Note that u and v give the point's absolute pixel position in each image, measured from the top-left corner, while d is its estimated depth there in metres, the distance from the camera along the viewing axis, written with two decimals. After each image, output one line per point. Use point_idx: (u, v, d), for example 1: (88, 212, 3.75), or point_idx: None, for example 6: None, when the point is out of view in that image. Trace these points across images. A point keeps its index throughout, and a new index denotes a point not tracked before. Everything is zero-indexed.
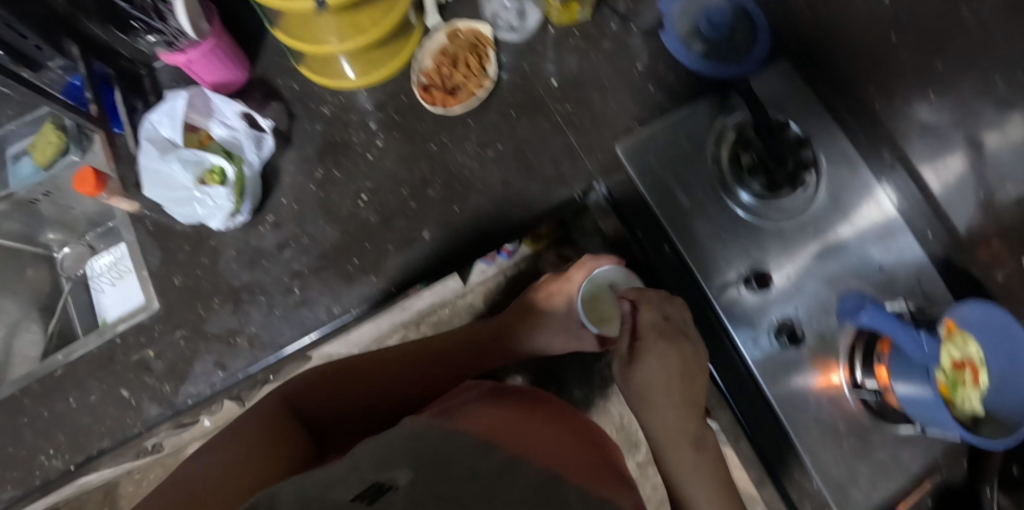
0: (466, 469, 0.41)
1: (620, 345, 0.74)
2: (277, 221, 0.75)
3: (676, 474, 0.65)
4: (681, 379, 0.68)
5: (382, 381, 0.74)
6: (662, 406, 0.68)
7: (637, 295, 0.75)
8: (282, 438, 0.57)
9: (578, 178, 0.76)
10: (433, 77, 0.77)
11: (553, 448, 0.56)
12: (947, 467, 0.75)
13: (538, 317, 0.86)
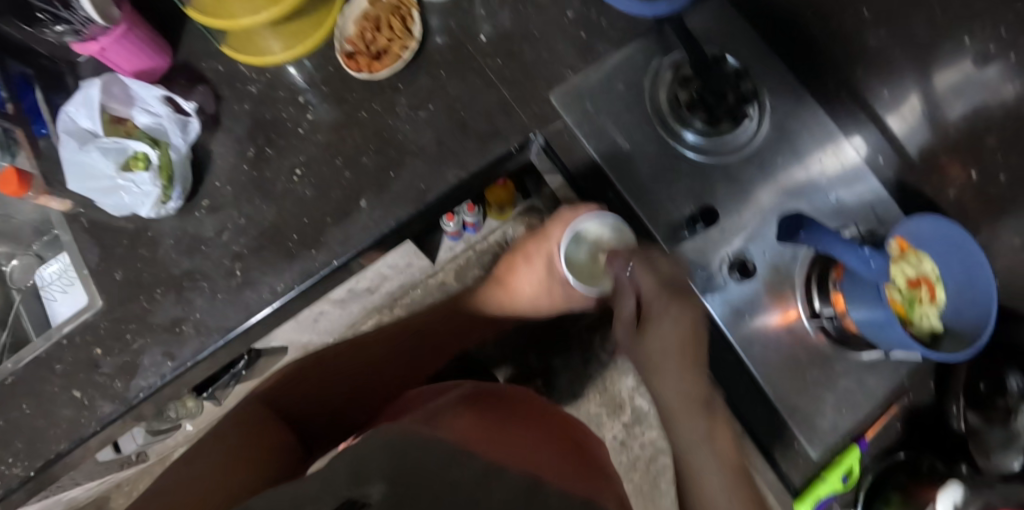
0: (444, 484, 0.39)
1: (620, 305, 0.68)
2: (213, 205, 0.73)
3: (684, 443, 0.61)
4: (688, 340, 0.64)
5: (354, 374, 0.76)
6: (672, 375, 0.63)
7: (636, 256, 0.68)
8: (266, 441, 0.62)
9: (514, 131, 0.75)
10: (356, 43, 0.76)
11: (532, 442, 0.56)
12: (915, 390, 0.75)
13: (512, 283, 0.83)
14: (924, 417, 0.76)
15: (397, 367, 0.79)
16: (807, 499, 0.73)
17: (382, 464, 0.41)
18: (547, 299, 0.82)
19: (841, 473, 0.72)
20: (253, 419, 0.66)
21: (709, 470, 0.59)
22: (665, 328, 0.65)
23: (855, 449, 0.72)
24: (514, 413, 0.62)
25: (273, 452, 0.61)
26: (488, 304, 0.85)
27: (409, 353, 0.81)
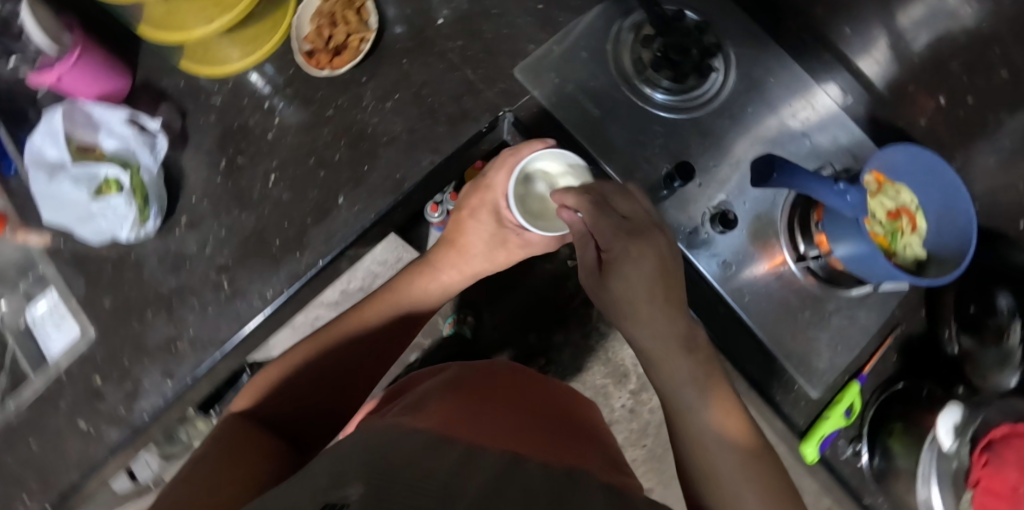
0: (425, 470, 0.35)
1: (581, 256, 0.63)
2: (193, 221, 0.73)
3: (669, 389, 0.56)
4: (660, 278, 0.57)
5: (330, 365, 0.66)
6: (647, 317, 0.57)
7: (577, 199, 0.62)
8: (268, 449, 0.55)
9: (483, 111, 0.76)
10: (314, 40, 0.75)
11: (514, 427, 0.55)
12: (906, 319, 0.76)
13: (465, 240, 0.76)
14: (918, 345, 0.76)
15: (366, 354, 0.69)
16: (812, 440, 0.72)
17: (358, 451, 0.39)
18: (503, 251, 0.77)
19: (844, 409, 0.72)
20: (233, 445, 0.54)
21: (698, 412, 0.54)
22: (630, 273, 0.57)
23: (855, 385, 0.72)
24: (493, 400, 0.60)
25: (273, 464, 0.53)
26: (444, 269, 0.77)
27: (374, 334, 0.70)
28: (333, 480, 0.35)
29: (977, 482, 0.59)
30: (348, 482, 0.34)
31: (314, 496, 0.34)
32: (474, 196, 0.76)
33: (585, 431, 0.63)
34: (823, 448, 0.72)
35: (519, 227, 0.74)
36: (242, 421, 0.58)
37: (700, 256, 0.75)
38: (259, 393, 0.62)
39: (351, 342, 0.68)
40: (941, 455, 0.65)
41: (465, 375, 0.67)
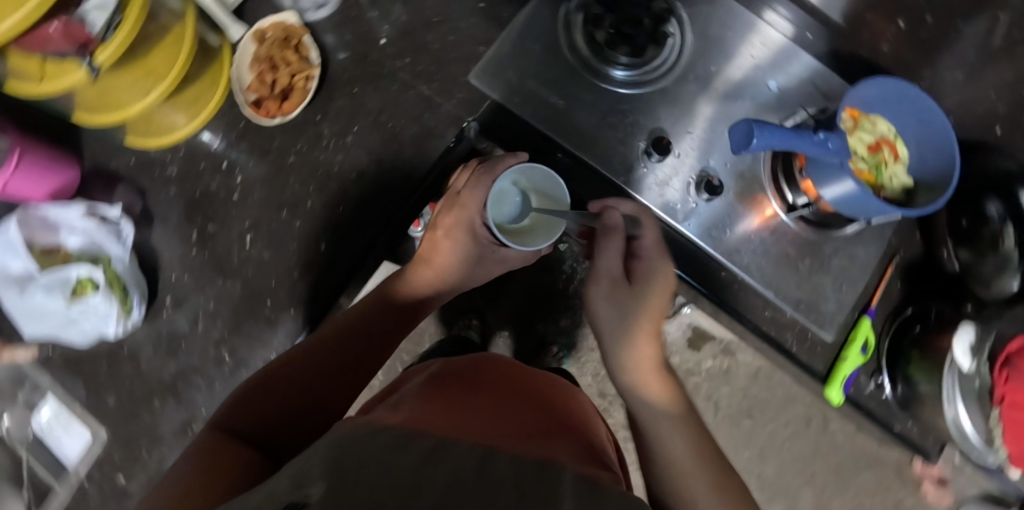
0: (386, 470, 0.35)
1: (606, 262, 0.59)
2: (179, 299, 0.71)
3: (650, 409, 0.55)
4: (665, 291, 0.58)
5: (313, 373, 0.59)
6: (643, 346, 0.57)
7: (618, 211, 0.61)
8: (246, 458, 0.49)
9: (446, 125, 0.74)
10: (259, 88, 0.72)
11: (494, 420, 0.55)
12: (903, 246, 0.77)
13: (438, 262, 0.68)
14: (917, 268, 0.77)
15: (352, 365, 0.61)
16: (835, 382, 0.73)
17: (326, 444, 0.39)
18: (478, 268, 0.72)
19: (860, 346, 0.73)
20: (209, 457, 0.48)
21: (671, 435, 0.53)
22: (649, 291, 0.58)
23: (866, 320, 0.73)
24: (471, 397, 0.61)
25: (250, 476, 0.47)
26: (421, 289, 0.69)
27: (356, 339, 0.63)
28: (296, 480, 0.35)
29: (1004, 399, 0.61)
30: (309, 481, 0.34)
31: (276, 496, 0.34)
32: (447, 216, 0.69)
33: (566, 417, 0.64)
34: (846, 389, 0.74)
35: (496, 245, 0.69)
36: (218, 433, 0.51)
37: (688, 224, 0.74)
38: (236, 402, 0.56)
39: (334, 349, 0.61)
40: (962, 376, 0.64)
41: (447, 372, 0.67)
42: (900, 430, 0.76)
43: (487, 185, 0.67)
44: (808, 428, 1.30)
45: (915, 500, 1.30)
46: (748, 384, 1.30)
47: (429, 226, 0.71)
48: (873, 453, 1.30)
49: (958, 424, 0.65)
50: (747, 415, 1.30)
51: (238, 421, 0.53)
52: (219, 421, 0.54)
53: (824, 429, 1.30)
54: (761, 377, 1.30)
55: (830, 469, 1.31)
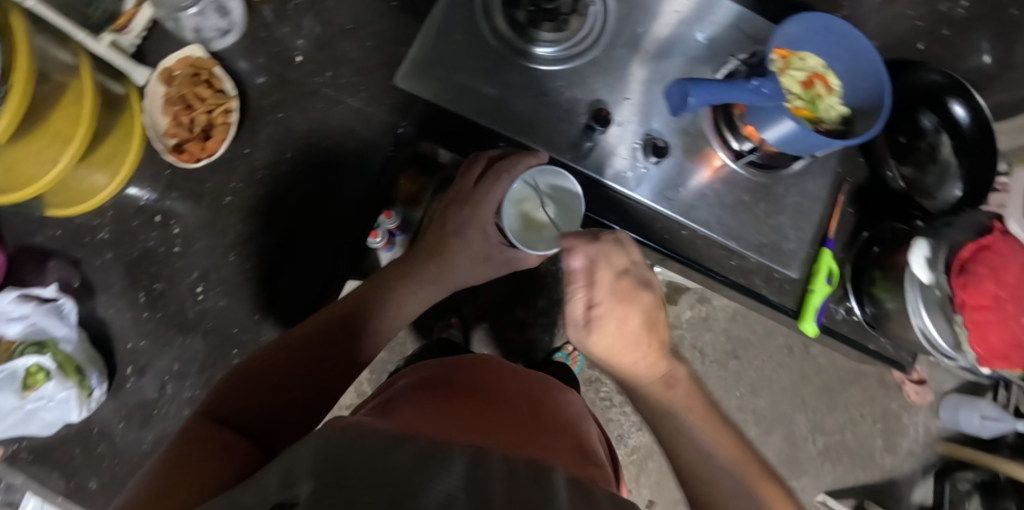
0: (378, 466, 0.33)
1: (568, 308, 0.54)
2: (141, 367, 0.68)
3: (664, 411, 0.54)
4: (646, 322, 0.53)
5: (300, 365, 0.57)
6: (631, 362, 0.53)
7: (587, 245, 0.53)
8: (232, 441, 0.46)
9: (382, 134, 0.72)
10: (178, 131, 0.68)
11: (483, 425, 0.54)
12: (849, 172, 0.79)
13: (447, 258, 0.71)
14: (865, 191, 0.79)
15: (342, 362, 0.61)
16: (807, 314, 0.76)
17: (318, 437, 0.36)
18: (486, 266, 0.73)
19: (824, 277, 0.75)
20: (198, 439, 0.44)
21: (697, 439, 0.53)
22: (620, 326, 0.52)
23: (826, 251, 0.75)
24: (459, 401, 0.60)
25: (240, 461, 0.43)
26: (427, 285, 0.70)
27: (342, 336, 0.62)
28: (284, 480, 0.32)
29: (964, 304, 0.62)
30: (296, 482, 0.31)
31: (264, 499, 0.31)
32: (461, 213, 0.70)
33: (549, 420, 0.62)
34: (819, 319, 0.77)
35: (506, 244, 0.71)
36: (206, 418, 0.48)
37: (642, 189, 0.73)
38: (220, 392, 0.53)
39: (317, 343, 0.60)
40: (923, 289, 0.66)
41: (438, 375, 0.67)
42: (876, 348, 0.80)
43: (510, 182, 0.67)
44: (791, 356, 1.36)
45: (899, 403, 1.37)
46: (727, 324, 1.35)
47: (429, 227, 0.72)
48: (853, 366, 1.37)
49: (926, 334, 0.67)
50: (732, 356, 1.35)
51: (222, 411, 0.50)
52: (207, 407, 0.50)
53: (806, 354, 1.37)
54: (739, 316, 1.35)
55: (817, 390, 1.36)
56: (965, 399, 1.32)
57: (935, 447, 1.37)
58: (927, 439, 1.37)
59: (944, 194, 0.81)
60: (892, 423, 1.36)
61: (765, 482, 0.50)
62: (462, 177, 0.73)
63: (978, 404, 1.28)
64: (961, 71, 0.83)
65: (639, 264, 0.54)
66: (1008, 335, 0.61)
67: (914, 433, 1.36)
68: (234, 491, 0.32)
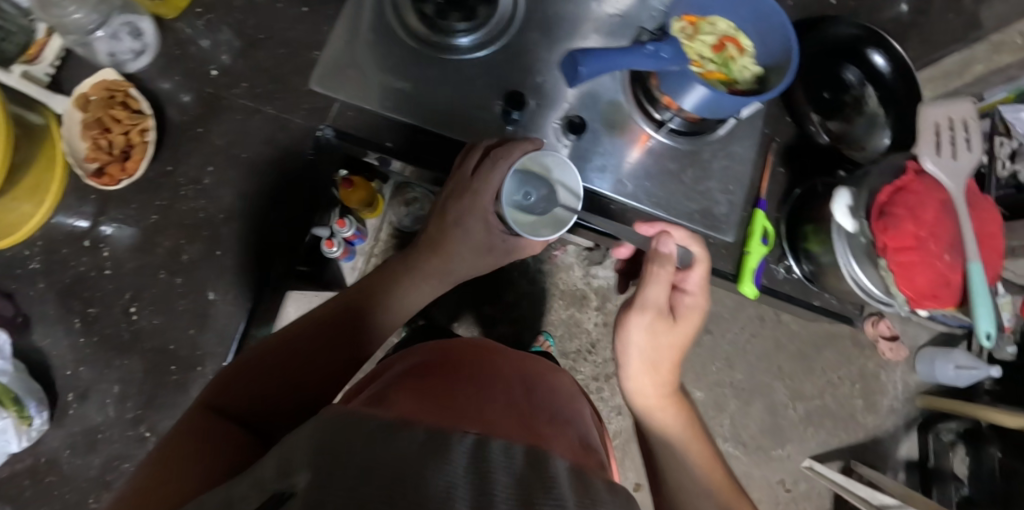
0: (378, 455, 0.33)
1: (646, 297, 0.64)
2: (82, 392, 0.68)
3: (659, 426, 0.69)
4: (683, 325, 0.66)
5: (300, 361, 0.64)
6: (656, 372, 0.67)
7: (666, 250, 0.63)
8: (229, 435, 0.54)
9: (302, 138, 0.72)
10: (97, 155, 0.68)
11: (476, 407, 0.58)
12: (774, 132, 0.80)
13: (448, 250, 0.72)
14: (796, 149, 0.80)
15: (339, 352, 0.67)
16: (746, 276, 0.76)
17: (324, 420, 0.38)
18: (488, 257, 0.74)
19: (759, 238, 0.76)
20: (197, 433, 0.53)
21: (683, 452, 0.67)
22: (666, 330, 0.65)
23: (758, 212, 0.76)
24: (456, 385, 0.63)
25: (231, 452, 0.51)
26: (430, 279, 0.74)
27: (341, 332, 0.68)
28: (280, 468, 0.33)
29: (887, 247, 0.61)
30: (294, 469, 0.32)
31: (261, 486, 0.32)
32: (462, 203, 0.70)
33: (537, 405, 0.64)
34: (759, 280, 0.77)
35: (508, 233, 0.72)
36: (207, 412, 0.57)
37: (598, 180, 0.74)
38: (221, 383, 0.60)
39: (315, 340, 0.66)
40: (849, 237, 0.67)
41: (432, 357, 0.73)
42: (821, 303, 0.81)
43: (508, 168, 0.66)
44: (763, 325, 1.36)
45: (875, 361, 1.37)
46: None
47: (431, 213, 0.73)
48: (826, 330, 1.37)
49: (857, 281, 0.67)
50: (705, 331, 1.34)
51: (220, 406, 0.58)
52: (208, 401, 0.58)
53: (778, 322, 1.37)
54: (706, 291, 1.35)
55: (793, 357, 1.36)
56: (939, 350, 1.32)
57: (915, 401, 1.37)
58: (906, 394, 1.37)
59: (874, 143, 0.81)
60: (870, 382, 1.37)
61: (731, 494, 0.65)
62: (456, 166, 0.71)
63: (952, 355, 1.29)
64: (875, 23, 0.84)
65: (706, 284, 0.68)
66: (935, 274, 0.61)
67: (893, 390, 1.37)
68: (230, 483, 0.33)
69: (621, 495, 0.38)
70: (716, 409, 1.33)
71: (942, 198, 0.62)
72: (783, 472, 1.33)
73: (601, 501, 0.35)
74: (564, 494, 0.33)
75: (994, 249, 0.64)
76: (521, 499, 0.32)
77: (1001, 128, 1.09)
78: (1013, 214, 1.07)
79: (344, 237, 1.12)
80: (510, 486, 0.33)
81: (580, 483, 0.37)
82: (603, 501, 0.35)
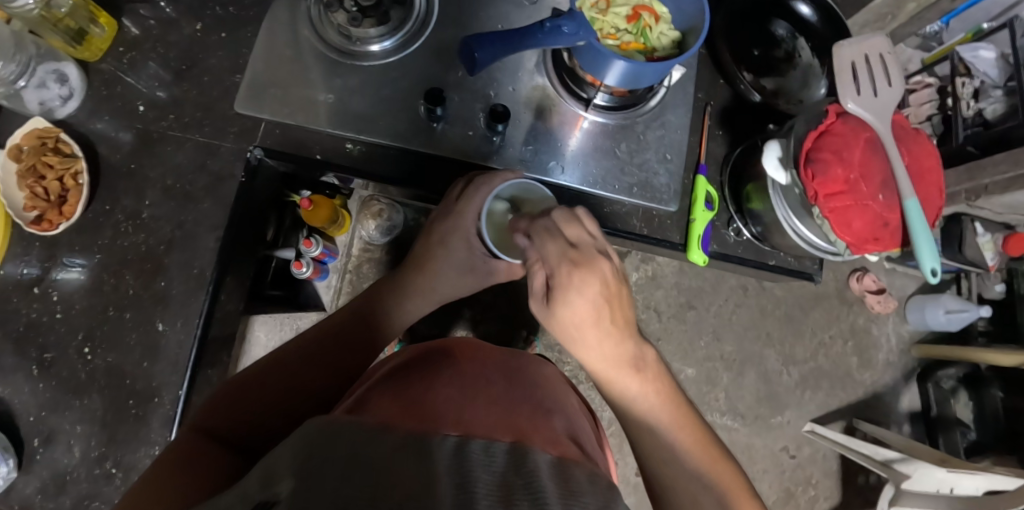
0: (361, 467, 0.30)
1: (529, 281, 0.53)
2: (47, 436, 0.68)
3: (647, 422, 0.55)
4: (605, 295, 0.51)
5: (291, 380, 0.61)
6: (596, 340, 0.52)
7: (534, 224, 0.54)
8: (214, 457, 0.49)
9: (233, 163, 0.74)
10: (34, 203, 0.70)
11: (480, 376, 0.51)
12: (708, 96, 0.79)
13: (433, 267, 0.72)
14: (731, 110, 0.79)
15: (334, 370, 0.64)
16: (694, 244, 0.75)
17: (306, 430, 0.35)
18: (471, 277, 0.72)
19: (702, 204, 0.76)
20: (178, 461, 0.48)
21: (676, 450, 0.54)
22: (577, 301, 0.50)
23: (699, 178, 0.76)
24: (453, 355, 0.56)
25: (217, 473, 0.47)
26: (414, 295, 0.72)
27: (335, 350, 0.65)
28: (264, 482, 0.31)
29: (818, 195, 0.59)
30: (279, 480, 0.30)
31: (244, 499, 0.30)
32: (444, 224, 0.71)
33: (533, 375, 0.58)
34: (708, 247, 0.77)
35: (490, 255, 0.70)
36: (194, 433, 0.52)
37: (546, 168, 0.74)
38: (210, 408, 0.56)
39: (308, 362, 0.63)
40: (784, 190, 0.66)
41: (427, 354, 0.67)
42: (778, 262, 0.79)
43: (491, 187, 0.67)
44: (746, 294, 1.32)
45: (864, 316, 1.35)
46: (677, 278, 1.31)
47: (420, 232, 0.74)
48: (811, 290, 1.34)
49: (800, 234, 0.67)
50: (689, 306, 1.31)
51: (210, 427, 0.54)
52: (196, 424, 0.54)
53: (761, 290, 1.33)
54: (686, 268, 1.32)
55: (782, 322, 1.33)
56: (927, 297, 1.30)
57: (910, 352, 1.34)
58: (901, 345, 1.35)
59: (811, 95, 0.80)
60: (862, 338, 1.34)
61: (733, 482, 0.54)
62: (447, 195, 0.73)
63: (942, 300, 1.27)
64: None
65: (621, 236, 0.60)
66: (871, 217, 0.59)
67: (888, 344, 1.35)
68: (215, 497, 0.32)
69: (605, 487, 0.36)
70: (710, 383, 1.29)
71: (868, 136, 0.61)
72: (785, 439, 1.29)
73: (584, 496, 0.33)
74: (547, 492, 0.32)
75: (932, 183, 0.62)
76: (501, 498, 0.30)
77: (961, 70, 1.05)
78: (984, 152, 1.03)
79: (312, 257, 1.07)
80: (492, 484, 0.32)
81: (563, 476, 0.35)
82: (584, 494, 0.34)
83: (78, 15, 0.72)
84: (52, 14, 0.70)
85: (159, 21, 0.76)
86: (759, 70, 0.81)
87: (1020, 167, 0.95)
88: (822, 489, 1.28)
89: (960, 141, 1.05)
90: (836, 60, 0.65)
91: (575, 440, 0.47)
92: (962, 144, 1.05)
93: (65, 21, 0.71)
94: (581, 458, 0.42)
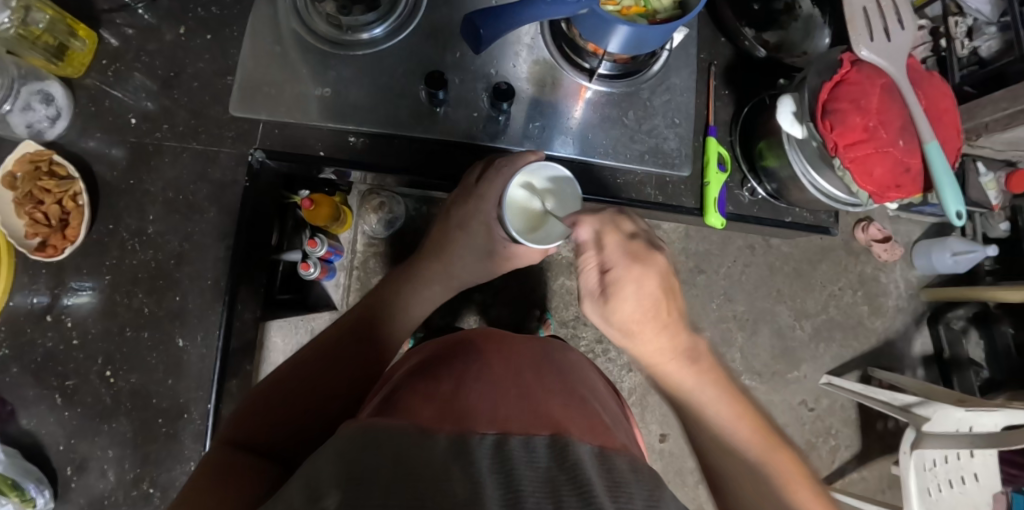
0: (403, 477, 0.29)
1: (583, 278, 0.55)
2: (80, 464, 0.67)
3: (698, 405, 0.53)
4: (659, 287, 0.53)
5: (319, 380, 0.60)
6: (652, 333, 0.53)
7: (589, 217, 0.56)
8: (255, 467, 0.48)
9: (235, 170, 0.72)
10: (36, 229, 0.68)
11: (508, 370, 0.49)
12: (712, 56, 0.78)
13: (448, 253, 0.71)
14: (736, 69, 0.78)
15: (356, 361, 0.63)
16: (710, 206, 0.75)
17: (344, 438, 0.34)
18: (483, 257, 0.72)
19: (715, 164, 0.75)
20: (218, 469, 0.47)
21: (734, 440, 0.52)
22: (632, 295, 0.52)
23: (710, 139, 0.75)
24: (477, 346, 0.54)
25: (259, 480, 0.46)
26: (434, 284, 0.71)
27: (356, 340, 0.64)
28: (308, 491, 0.29)
29: (838, 146, 0.58)
30: (323, 491, 0.28)
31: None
32: (459, 207, 0.70)
33: (560, 361, 0.57)
34: (724, 209, 0.76)
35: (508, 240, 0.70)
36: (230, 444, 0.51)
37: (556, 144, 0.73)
38: (241, 417, 0.55)
39: (335, 358, 0.62)
40: (801, 143, 0.65)
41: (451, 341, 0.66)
42: (794, 219, 0.78)
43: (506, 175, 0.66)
44: (754, 253, 1.32)
45: (872, 265, 1.35)
46: (684, 244, 1.30)
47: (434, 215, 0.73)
48: (818, 244, 1.34)
49: (818, 187, 0.66)
50: (698, 271, 1.30)
51: (243, 435, 0.53)
52: (227, 437, 0.53)
53: (769, 248, 1.32)
54: (692, 233, 1.30)
55: (791, 278, 1.33)
56: (933, 241, 1.30)
57: (919, 296, 1.34)
58: (909, 291, 1.35)
59: (815, 45, 0.79)
60: (870, 286, 1.35)
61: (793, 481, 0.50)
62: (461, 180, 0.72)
63: (947, 244, 1.27)
64: None
65: (642, 256, 0.53)
66: (892, 164, 0.57)
67: (897, 289, 1.35)
68: None
69: (648, 474, 0.36)
70: (725, 344, 1.29)
71: (884, 82, 0.60)
72: (803, 392, 1.30)
73: (628, 485, 0.33)
74: (595, 488, 0.31)
75: (949, 123, 0.61)
76: (548, 494, 0.30)
77: (953, 9, 1.03)
78: (982, 90, 1.02)
79: (318, 256, 1.04)
80: (537, 481, 0.31)
81: (605, 467, 0.35)
82: (629, 484, 0.33)
83: (57, 31, 0.69)
84: (30, 31, 0.67)
85: (138, 29, 0.73)
86: (759, 24, 0.79)
87: (1020, 104, 0.95)
88: (842, 438, 1.30)
89: (957, 81, 1.04)
90: (847, 6, 0.62)
91: (612, 425, 0.46)
92: (959, 84, 1.04)
93: (44, 38, 0.68)
94: (621, 445, 0.41)
